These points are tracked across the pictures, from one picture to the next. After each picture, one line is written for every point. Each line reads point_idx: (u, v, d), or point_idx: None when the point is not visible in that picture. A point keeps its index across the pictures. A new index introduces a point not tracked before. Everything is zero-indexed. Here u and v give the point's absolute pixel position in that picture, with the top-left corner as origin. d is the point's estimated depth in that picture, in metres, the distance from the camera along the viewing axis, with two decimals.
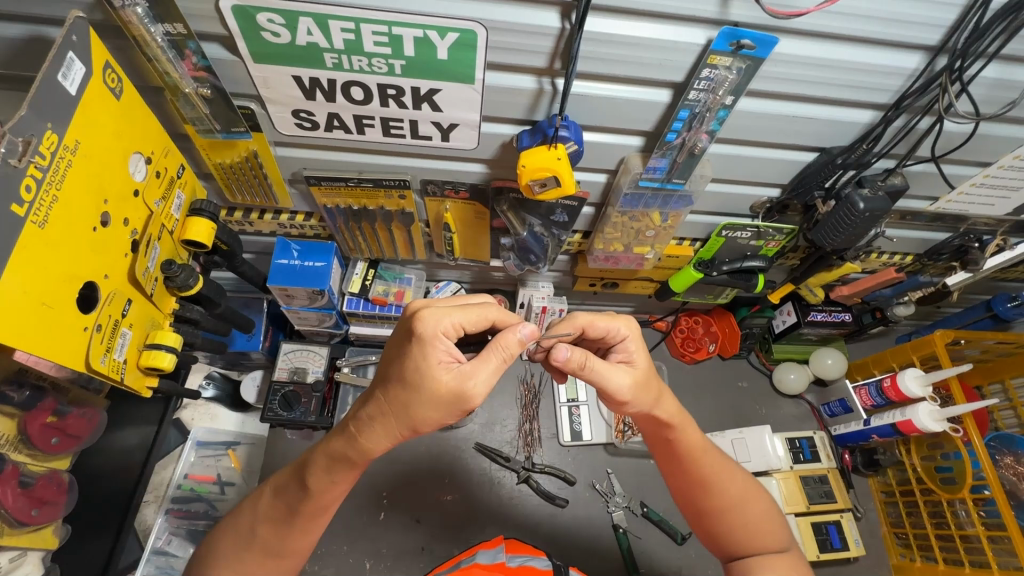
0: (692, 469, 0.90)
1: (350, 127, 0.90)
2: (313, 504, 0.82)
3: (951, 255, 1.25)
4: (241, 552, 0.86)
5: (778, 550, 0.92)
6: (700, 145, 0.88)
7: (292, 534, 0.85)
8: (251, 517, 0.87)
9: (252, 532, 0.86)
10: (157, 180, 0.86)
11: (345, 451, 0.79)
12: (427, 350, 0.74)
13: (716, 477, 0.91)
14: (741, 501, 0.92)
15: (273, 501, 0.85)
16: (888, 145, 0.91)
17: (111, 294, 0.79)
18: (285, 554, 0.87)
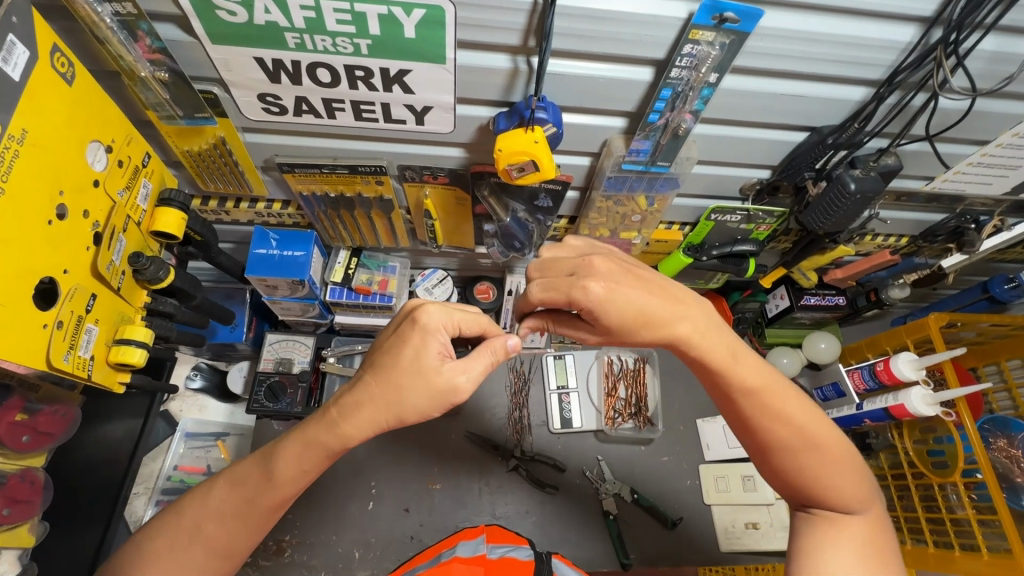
0: (735, 404, 0.77)
1: (320, 112, 0.86)
2: (275, 496, 0.79)
3: (948, 236, 1.21)
4: (179, 550, 0.79)
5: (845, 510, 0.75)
6: (684, 126, 0.84)
7: (246, 527, 0.81)
8: (199, 510, 0.80)
9: (197, 529, 0.80)
10: (119, 170, 0.83)
11: (323, 438, 0.77)
12: (428, 339, 0.75)
13: (769, 418, 0.75)
14: (802, 448, 0.75)
15: (226, 495, 0.80)
16: (881, 124, 0.87)
17: (72, 290, 0.77)
18: (232, 552, 0.81)
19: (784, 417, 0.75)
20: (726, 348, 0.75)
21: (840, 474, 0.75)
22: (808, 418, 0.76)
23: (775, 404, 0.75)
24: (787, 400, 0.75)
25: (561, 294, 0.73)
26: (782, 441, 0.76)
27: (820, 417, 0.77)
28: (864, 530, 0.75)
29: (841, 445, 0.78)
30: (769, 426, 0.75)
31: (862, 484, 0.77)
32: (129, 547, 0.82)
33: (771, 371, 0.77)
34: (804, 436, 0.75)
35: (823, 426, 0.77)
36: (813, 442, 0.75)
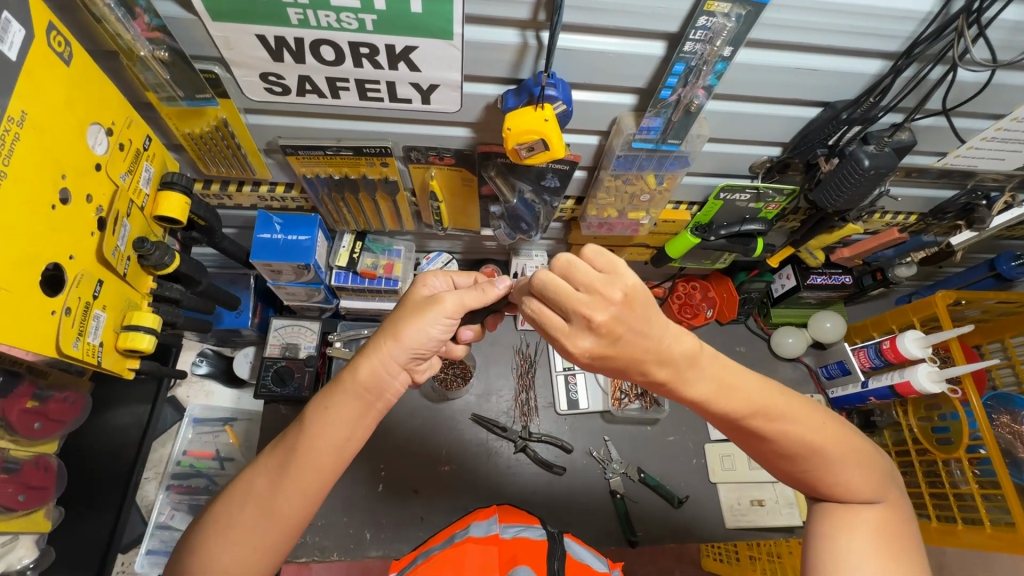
0: (730, 426, 0.72)
1: (324, 91, 0.84)
2: (310, 449, 0.72)
3: (957, 214, 1.20)
4: (234, 513, 0.72)
5: (856, 499, 0.74)
6: (696, 102, 0.82)
7: (288, 483, 0.71)
8: (248, 475, 0.75)
9: (245, 497, 0.73)
10: (121, 153, 0.81)
11: (339, 377, 0.76)
12: (418, 286, 0.82)
13: (765, 436, 0.70)
14: (805, 455, 0.71)
15: (271, 453, 0.75)
16: (896, 98, 0.86)
17: (78, 276, 0.76)
18: (279, 513, 0.71)
19: (782, 435, 0.70)
20: (714, 389, 0.67)
21: (845, 470, 0.72)
22: (808, 428, 0.70)
23: (771, 425, 0.69)
24: (784, 417, 0.69)
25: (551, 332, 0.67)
26: (782, 451, 0.72)
27: (819, 420, 0.72)
28: (875, 516, 0.73)
29: (844, 438, 0.73)
30: (767, 440, 0.71)
31: (867, 472, 0.74)
32: (191, 535, 0.76)
33: (765, 389, 0.69)
34: (805, 443, 0.70)
35: (826, 428, 0.72)
36: (814, 450, 0.71)
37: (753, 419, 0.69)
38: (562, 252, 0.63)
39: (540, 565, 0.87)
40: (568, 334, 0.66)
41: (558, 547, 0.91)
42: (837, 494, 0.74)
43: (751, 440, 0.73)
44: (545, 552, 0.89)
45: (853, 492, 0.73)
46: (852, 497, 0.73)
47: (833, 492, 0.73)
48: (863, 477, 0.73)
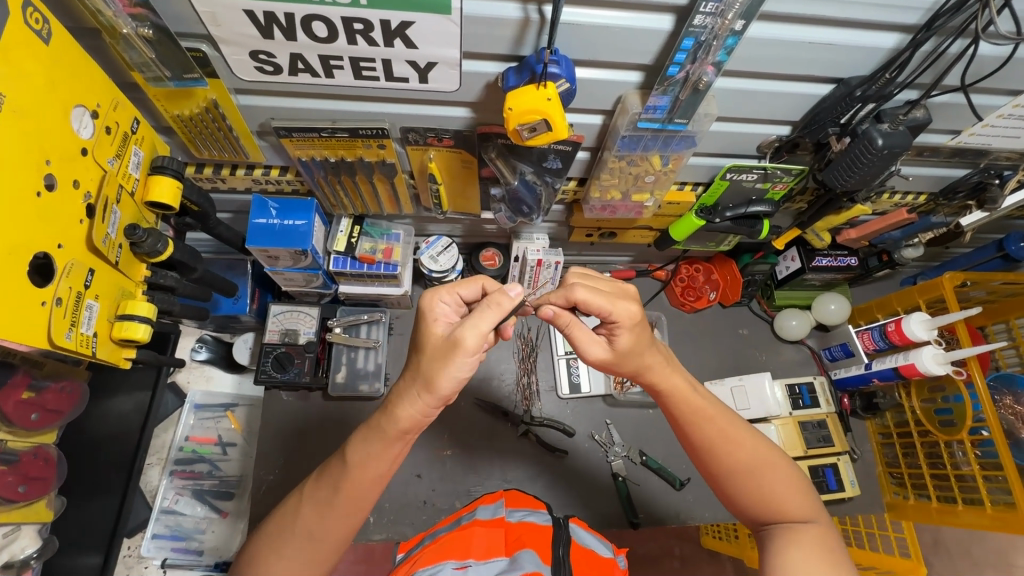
0: (696, 435, 0.86)
1: (317, 70, 0.81)
2: (338, 489, 0.81)
3: (968, 194, 1.16)
4: (282, 541, 0.80)
5: (801, 519, 0.81)
6: (705, 79, 0.79)
7: (333, 513, 0.81)
8: (294, 500, 0.84)
9: (291, 523, 0.81)
10: (108, 137, 0.78)
11: (379, 422, 0.80)
12: (426, 314, 0.80)
13: (722, 443, 0.84)
14: (755, 467, 0.83)
15: (316, 484, 0.84)
16: (913, 74, 0.83)
17: (68, 265, 0.74)
18: (326, 536, 0.81)
19: (735, 442, 0.84)
20: (685, 380, 0.89)
21: (786, 485, 0.82)
22: (755, 442, 0.85)
23: (728, 431, 0.85)
24: (734, 429, 0.85)
25: (602, 304, 0.77)
26: (736, 461, 0.83)
27: (765, 440, 0.87)
28: (820, 534, 0.79)
29: (785, 463, 0.85)
30: (725, 450, 0.84)
31: (807, 494, 0.83)
32: (242, 553, 0.85)
33: (721, 406, 0.88)
34: (754, 455, 0.84)
35: (770, 449, 0.85)
36: (760, 461, 0.83)
37: (710, 426, 0.85)
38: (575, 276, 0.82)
39: (545, 550, 0.86)
40: (615, 300, 0.78)
41: (562, 533, 0.91)
42: (784, 512, 0.81)
43: (712, 450, 0.85)
44: (551, 538, 0.89)
45: (797, 511, 0.81)
46: (798, 515, 0.80)
47: (782, 507, 0.81)
48: (805, 499, 0.82)
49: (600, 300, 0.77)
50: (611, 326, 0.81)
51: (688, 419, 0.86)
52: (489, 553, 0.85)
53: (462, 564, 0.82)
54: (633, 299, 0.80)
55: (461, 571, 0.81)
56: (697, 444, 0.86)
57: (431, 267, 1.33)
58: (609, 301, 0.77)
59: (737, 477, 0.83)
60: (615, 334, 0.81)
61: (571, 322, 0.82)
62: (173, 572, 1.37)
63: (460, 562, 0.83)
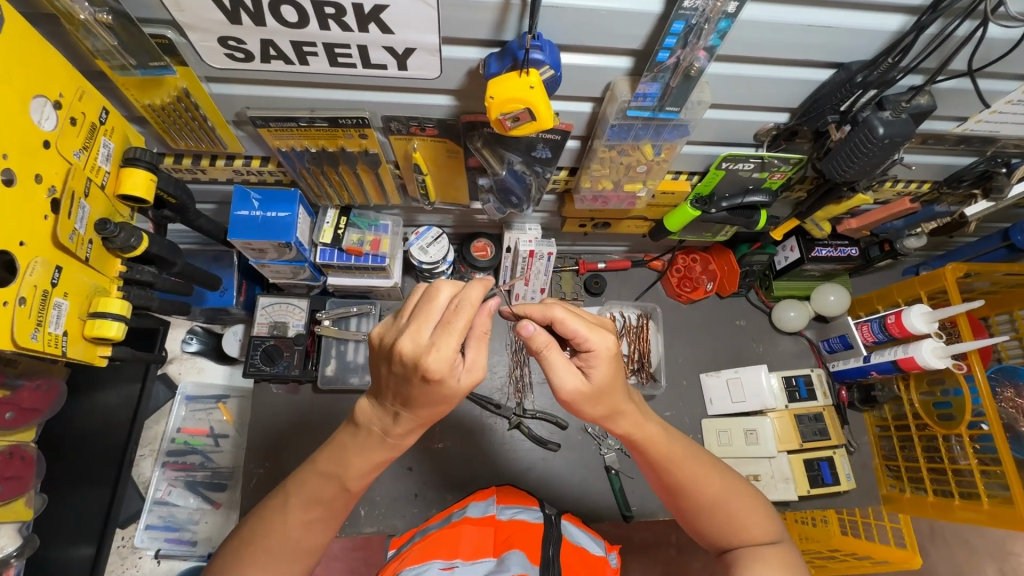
0: (667, 476, 0.85)
1: (291, 58, 0.78)
2: (317, 496, 0.80)
3: (973, 182, 1.13)
4: (273, 565, 0.80)
5: (766, 541, 0.83)
6: (697, 65, 0.75)
7: (324, 529, 0.83)
8: (277, 521, 0.80)
9: (264, 536, 0.80)
10: (73, 128, 0.76)
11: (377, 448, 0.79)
12: (444, 382, 0.66)
13: (692, 483, 0.84)
14: (721, 501, 0.84)
15: (306, 513, 0.81)
16: (917, 58, 0.79)
17: (32, 264, 0.72)
18: (312, 549, 0.83)
19: (705, 478, 0.85)
20: (658, 424, 0.85)
21: (752, 512, 0.85)
22: (722, 476, 0.86)
23: (699, 469, 0.85)
24: (704, 465, 0.86)
25: (580, 330, 0.73)
26: (704, 495, 0.84)
27: (727, 470, 0.89)
28: (788, 554, 0.82)
29: (748, 489, 0.88)
30: (693, 489, 0.84)
31: (769, 515, 0.87)
32: (214, 564, 0.83)
33: (688, 444, 0.88)
34: (719, 489, 0.85)
35: (735, 479, 0.88)
36: (727, 494, 0.85)
37: (681, 466, 0.84)
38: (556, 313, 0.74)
39: (534, 550, 0.85)
40: (592, 329, 0.74)
41: (553, 531, 0.90)
42: (752, 538, 0.83)
43: (683, 487, 0.84)
44: (541, 537, 0.88)
45: (763, 534, 0.84)
46: (763, 537, 0.83)
47: (748, 532, 0.83)
48: (768, 522, 0.86)
49: (579, 321, 0.74)
50: (586, 357, 0.75)
51: (662, 464, 0.84)
52: (477, 554, 0.84)
53: (449, 565, 0.81)
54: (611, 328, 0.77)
55: (448, 571, 0.79)
56: (668, 482, 0.85)
57: (421, 258, 1.30)
58: (587, 328, 0.74)
59: (706, 512, 0.84)
60: (592, 367, 0.75)
61: (545, 347, 0.73)
62: (167, 562, 1.37)
63: (447, 562, 0.82)
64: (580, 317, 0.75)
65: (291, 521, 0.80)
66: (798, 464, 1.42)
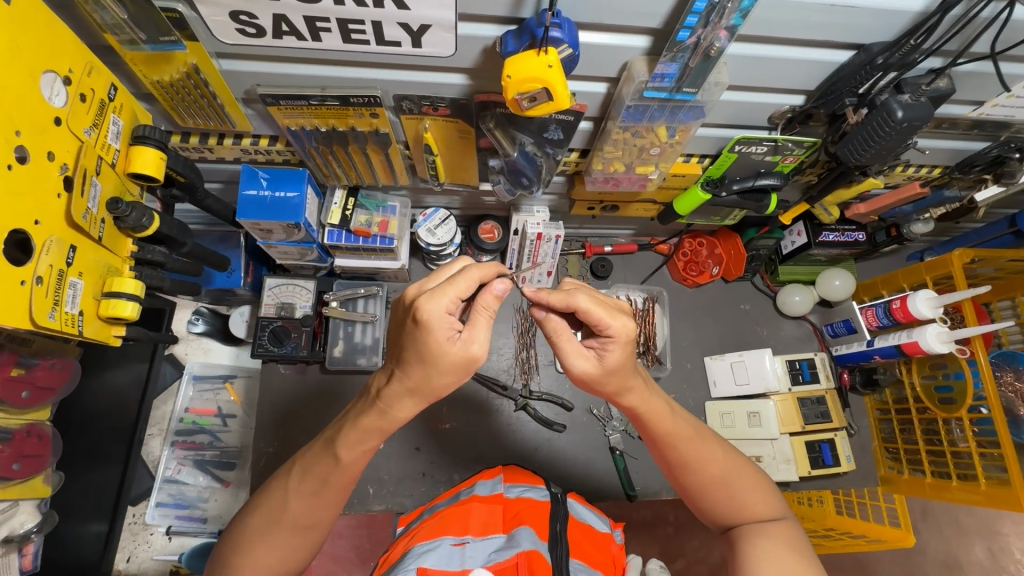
0: (671, 454, 0.86)
1: (303, 34, 0.76)
2: (334, 472, 0.81)
3: (985, 168, 1.11)
4: (284, 536, 0.81)
5: (768, 517, 0.85)
6: (717, 45, 0.74)
7: (328, 505, 0.83)
8: (284, 497, 0.81)
9: (281, 508, 0.81)
10: (83, 105, 0.75)
11: (377, 424, 0.78)
12: (431, 330, 0.67)
13: (697, 460, 0.86)
14: (724, 478, 0.86)
15: (312, 488, 0.81)
16: (940, 40, 0.78)
17: (48, 243, 0.71)
18: (319, 523, 0.84)
19: (708, 455, 0.86)
20: (663, 401, 0.85)
21: (754, 490, 0.87)
22: (724, 453, 0.88)
23: (702, 445, 0.86)
24: (706, 441, 0.87)
25: (601, 316, 0.73)
26: (708, 473, 0.86)
27: (730, 449, 0.90)
28: (790, 530, 0.84)
29: (749, 468, 0.90)
30: (697, 466, 0.86)
31: (770, 493, 0.89)
32: (224, 543, 0.85)
33: (691, 420, 0.89)
34: (722, 467, 0.87)
35: (736, 457, 0.89)
36: (730, 472, 0.87)
37: (686, 443, 0.85)
38: (579, 300, 0.73)
39: (543, 527, 0.86)
40: (613, 313, 0.74)
41: (561, 509, 0.91)
42: (755, 513, 0.85)
43: (687, 465, 0.86)
44: (549, 514, 0.89)
45: (764, 510, 0.86)
46: (765, 514, 0.86)
47: (750, 509, 0.85)
48: (769, 499, 0.88)
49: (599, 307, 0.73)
50: (604, 340, 0.75)
51: (666, 441, 0.85)
52: (486, 530, 0.86)
53: (461, 540, 0.83)
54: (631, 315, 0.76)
55: (459, 547, 0.81)
56: (673, 460, 0.87)
57: (428, 240, 1.29)
58: (608, 314, 0.73)
59: (710, 488, 0.86)
60: (607, 350, 0.76)
61: (558, 330, 0.77)
62: (179, 538, 1.40)
63: (458, 538, 0.83)
64: (600, 301, 0.74)
65: (304, 496, 0.81)
66: (800, 445, 1.44)
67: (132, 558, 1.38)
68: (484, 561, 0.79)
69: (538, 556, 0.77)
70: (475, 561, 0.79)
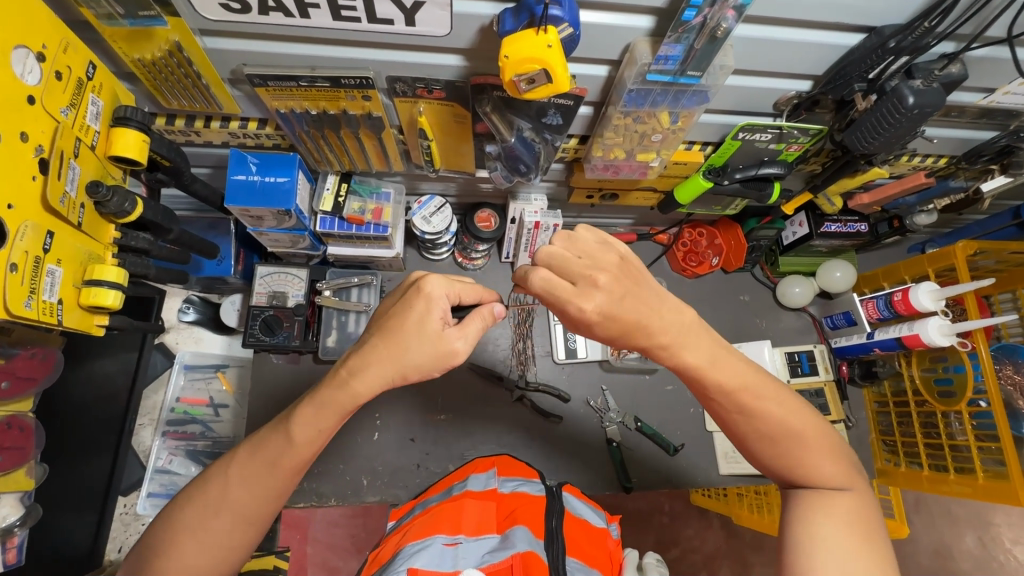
0: (718, 405, 0.83)
1: (290, 10, 0.72)
2: (298, 456, 0.79)
3: (993, 157, 1.09)
4: (243, 526, 0.79)
5: (829, 485, 0.80)
6: (724, 26, 0.70)
7: (263, 494, 0.79)
8: (239, 489, 0.78)
9: (255, 499, 0.79)
10: (59, 84, 0.71)
11: (337, 398, 0.77)
12: (431, 305, 0.76)
13: (748, 412, 0.80)
14: (780, 435, 0.80)
15: (275, 480, 0.79)
16: (955, 24, 0.75)
17: (23, 228, 0.68)
18: (258, 517, 0.80)
19: (759, 412, 0.80)
20: (705, 355, 0.80)
21: (815, 453, 0.80)
22: (785, 410, 0.81)
23: (755, 401, 0.80)
24: (760, 396, 0.80)
25: (555, 299, 0.76)
26: (762, 430, 0.81)
27: (795, 405, 0.82)
28: (849, 504, 0.77)
29: (818, 427, 0.82)
30: (749, 417, 0.81)
31: (837, 456, 0.81)
32: (155, 528, 0.80)
33: (745, 370, 0.82)
34: (781, 423, 0.80)
35: (799, 414, 0.81)
36: (788, 431, 0.80)
37: (728, 394, 0.80)
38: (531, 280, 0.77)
39: (538, 524, 0.85)
40: (573, 297, 0.75)
41: (556, 504, 0.90)
42: (813, 478, 0.80)
43: (735, 418, 0.82)
44: (544, 511, 0.88)
45: (825, 476, 0.80)
46: (826, 481, 0.79)
47: (807, 471, 0.80)
48: (834, 463, 0.80)
49: (561, 279, 0.77)
50: (578, 321, 0.78)
51: (708, 391, 0.82)
52: (481, 530, 0.85)
53: (453, 540, 0.81)
54: (595, 297, 0.75)
55: (452, 548, 0.79)
56: (719, 411, 0.83)
57: (423, 228, 1.26)
58: (565, 298, 0.75)
59: (763, 444, 0.82)
60: (588, 326, 0.78)
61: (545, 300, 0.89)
62: None
63: (451, 538, 0.81)
64: (559, 280, 0.76)
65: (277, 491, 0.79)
66: None
67: (123, 548, 1.36)
68: (477, 562, 0.77)
69: (534, 557, 0.75)
70: (468, 562, 0.77)
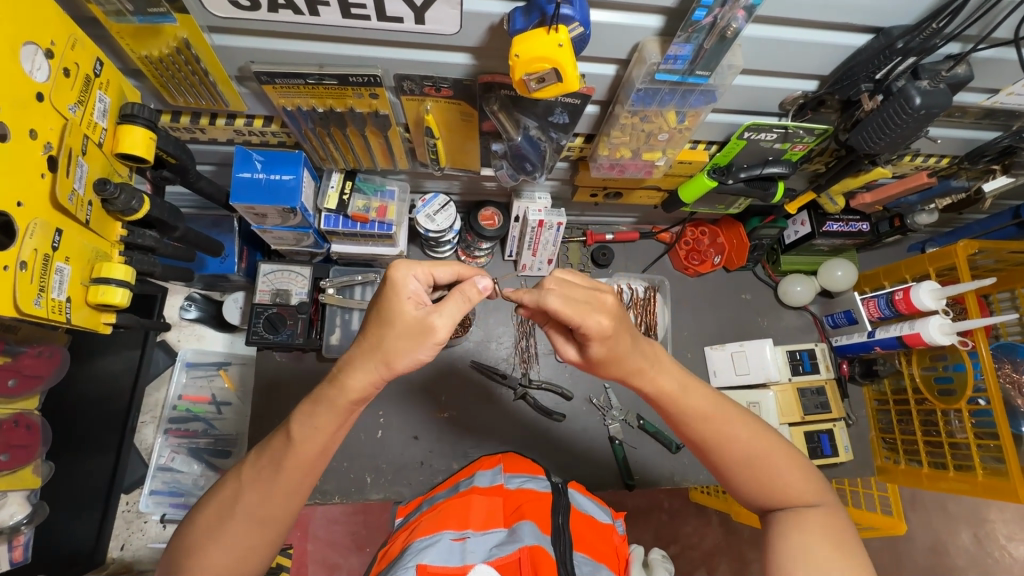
0: (690, 433, 0.84)
1: (300, 8, 0.72)
2: (299, 456, 0.78)
3: (995, 158, 1.09)
4: (253, 527, 0.78)
5: (804, 504, 0.80)
6: (734, 26, 0.71)
7: (274, 496, 0.78)
8: (251, 489, 0.78)
9: (264, 501, 0.78)
10: (67, 81, 0.71)
11: (330, 396, 0.76)
12: (398, 290, 0.74)
13: (718, 439, 0.82)
14: (753, 459, 0.81)
15: (287, 481, 0.78)
16: (962, 25, 0.75)
17: (32, 226, 0.68)
18: (271, 520, 0.79)
19: (729, 437, 0.82)
20: (676, 382, 0.83)
21: (787, 473, 0.81)
22: (752, 433, 0.82)
23: (723, 426, 0.82)
24: (728, 420, 0.83)
25: (570, 316, 0.72)
26: (735, 455, 0.82)
27: (761, 427, 0.84)
28: (826, 521, 0.78)
29: (786, 449, 0.83)
30: (720, 444, 0.82)
31: (808, 475, 0.82)
32: (176, 542, 0.80)
33: (711, 396, 0.85)
34: (750, 446, 0.82)
35: (766, 436, 0.83)
36: (758, 454, 0.81)
37: (699, 422, 0.82)
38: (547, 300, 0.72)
39: (545, 520, 0.85)
40: (584, 313, 0.72)
41: (562, 500, 0.90)
42: (788, 498, 0.80)
43: (708, 447, 0.83)
44: (551, 507, 0.88)
45: (799, 495, 0.80)
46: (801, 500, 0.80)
47: (783, 493, 0.80)
48: (805, 482, 0.81)
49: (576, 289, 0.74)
50: (585, 337, 0.76)
51: (680, 419, 0.83)
52: (487, 525, 0.85)
53: (461, 535, 0.81)
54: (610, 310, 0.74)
55: (459, 543, 0.79)
56: (693, 440, 0.84)
57: (427, 227, 1.26)
58: (577, 314, 0.72)
59: (737, 469, 0.82)
60: (590, 343, 0.76)
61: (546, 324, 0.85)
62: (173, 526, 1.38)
63: (458, 533, 0.82)
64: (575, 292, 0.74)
65: (287, 490, 0.79)
66: (798, 435, 1.44)
67: (126, 546, 1.36)
68: (485, 556, 0.78)
69: (542, 551, 0.76)
70: (476, 556, 0.78)
